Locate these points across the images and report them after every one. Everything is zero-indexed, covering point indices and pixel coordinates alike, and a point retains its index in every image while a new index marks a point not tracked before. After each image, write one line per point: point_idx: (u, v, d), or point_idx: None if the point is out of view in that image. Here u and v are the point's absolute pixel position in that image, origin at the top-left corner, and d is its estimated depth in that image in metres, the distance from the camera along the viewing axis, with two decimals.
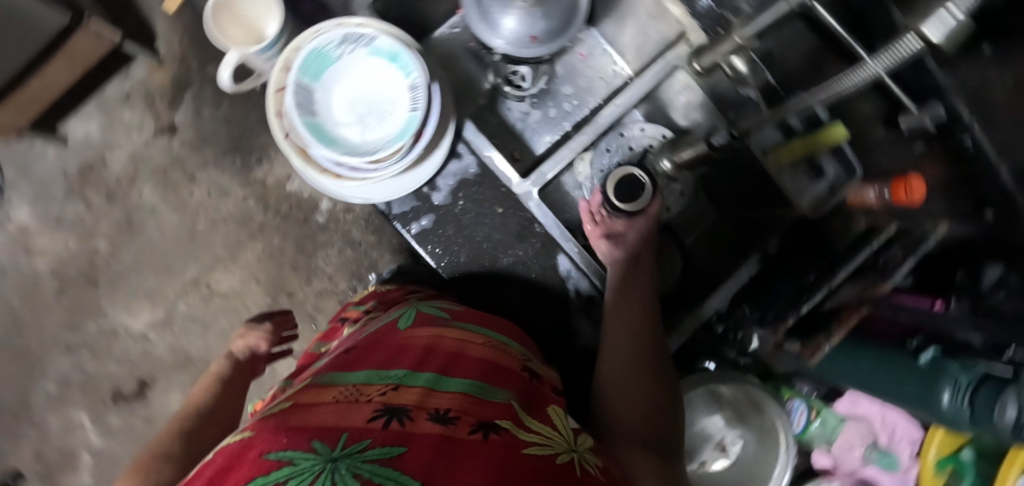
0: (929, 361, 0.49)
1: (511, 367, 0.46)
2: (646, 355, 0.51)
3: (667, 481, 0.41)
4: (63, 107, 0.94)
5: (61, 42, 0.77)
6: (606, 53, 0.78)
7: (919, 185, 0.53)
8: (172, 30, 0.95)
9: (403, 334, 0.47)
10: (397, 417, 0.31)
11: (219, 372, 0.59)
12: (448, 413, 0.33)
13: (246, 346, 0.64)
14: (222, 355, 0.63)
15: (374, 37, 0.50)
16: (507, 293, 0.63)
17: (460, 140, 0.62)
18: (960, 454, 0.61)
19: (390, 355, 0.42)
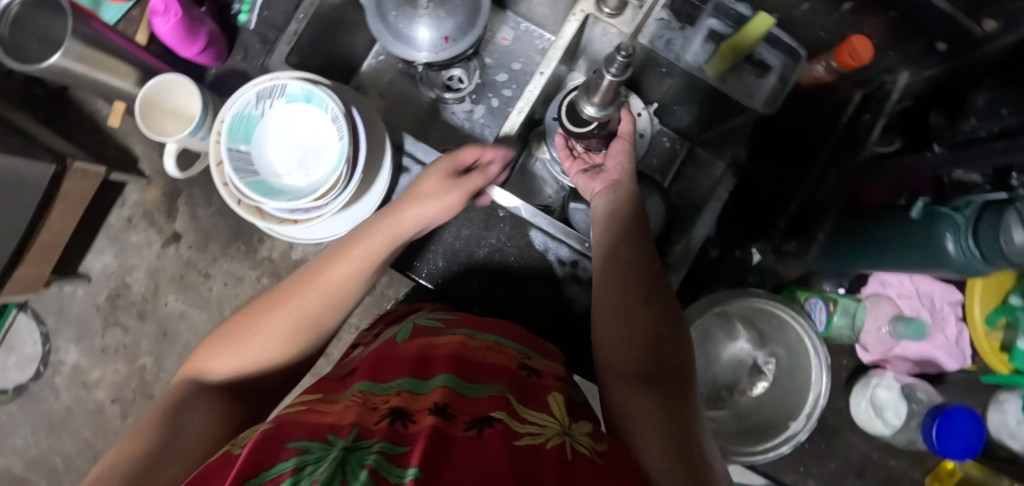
0: (923, 213, 0.47)
1: (509, 362, 0.45)
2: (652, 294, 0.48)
3: (675, 428, 0.38)
4: (79, 248, 0.99)
5: (54, 188, 0.80)
6: (529, 30, 0.79)
7: (863, 42, 0.53)
8: (149, 147, 0.97)
9: (397, 348, 0.47)
10: (399, 423, 0.31)
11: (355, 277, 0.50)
12: (445, 408, 0.33)
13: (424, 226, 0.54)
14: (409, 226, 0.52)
15: (285, 85, 0.53)
16: (494, 284, 0.63)
17: (404, 155, 0.64)
18: (1008, 302, 0.60)
19: (393, 367, 0.43)
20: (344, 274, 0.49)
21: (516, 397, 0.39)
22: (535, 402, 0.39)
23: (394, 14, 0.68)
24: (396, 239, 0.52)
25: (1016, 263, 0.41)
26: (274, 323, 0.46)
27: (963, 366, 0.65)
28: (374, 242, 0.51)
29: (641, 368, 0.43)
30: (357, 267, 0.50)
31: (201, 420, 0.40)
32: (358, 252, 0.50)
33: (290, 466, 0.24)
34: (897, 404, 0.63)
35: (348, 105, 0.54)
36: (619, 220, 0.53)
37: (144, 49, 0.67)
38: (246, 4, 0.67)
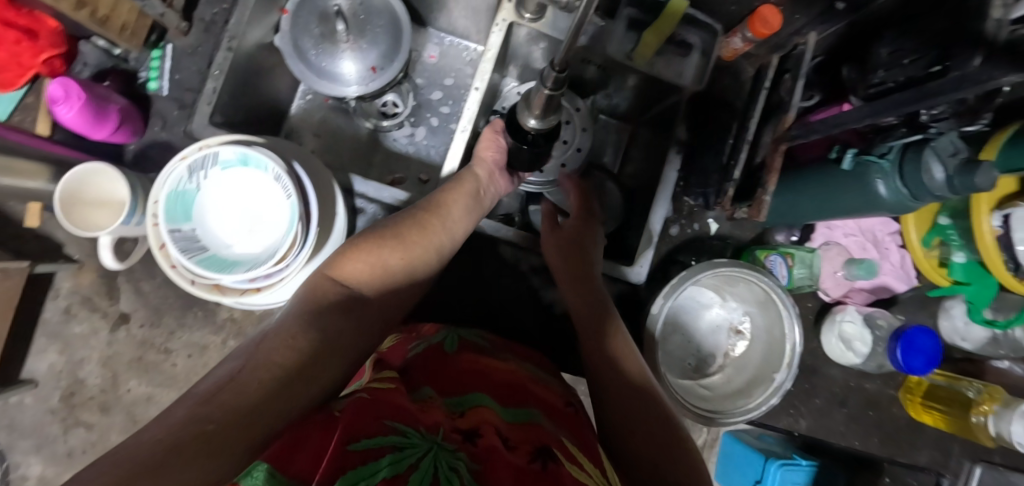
0: (853, 163, 0.51)
1: (555, 400, 0.45)
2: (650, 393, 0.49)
3: None
4: (14, 354, 0.87)
5: None
6: (454, 43, 0.78)
7: (772, 10, 0.54)
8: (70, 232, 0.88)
9: (450, 359, 0.47)
10: (469, 439, 0.34)
11: (464, 201, 0.57)
12: (509, 442, 0.35)
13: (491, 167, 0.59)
14: (487, 164, 0.59)
15: (216, 153, 0.50)
16: (475, 303, 0.64)
17: (356, 196, 0.63)
18: (939, 223, 0.65)
19: (451, 381, 0.43)
20: (455, 214, 0.56)
21: (574, 441, 0.39)
22: (587, 447, 0.39)
23: (315, 52, 0.66)
24: (482, 193, 0.59)
25: (938, 197, 0.46)
26: (407, 247, 0.52)
27: (910, 285, 0.71)
28: (470, 190, 0.57)
29: (650, 457, 0.43)
30: (463, 209, 0.57)
31: (327, 325, 0.42)
32: (462, 194, 0.57)
33: (386, 444, 0.29)
34: (860, 334, 0.68)
35: (288, 160, 0.52)
36: (593, 303, 0.54)
37: (50, 138, 0.62)
38: (154, 70, 0.63)
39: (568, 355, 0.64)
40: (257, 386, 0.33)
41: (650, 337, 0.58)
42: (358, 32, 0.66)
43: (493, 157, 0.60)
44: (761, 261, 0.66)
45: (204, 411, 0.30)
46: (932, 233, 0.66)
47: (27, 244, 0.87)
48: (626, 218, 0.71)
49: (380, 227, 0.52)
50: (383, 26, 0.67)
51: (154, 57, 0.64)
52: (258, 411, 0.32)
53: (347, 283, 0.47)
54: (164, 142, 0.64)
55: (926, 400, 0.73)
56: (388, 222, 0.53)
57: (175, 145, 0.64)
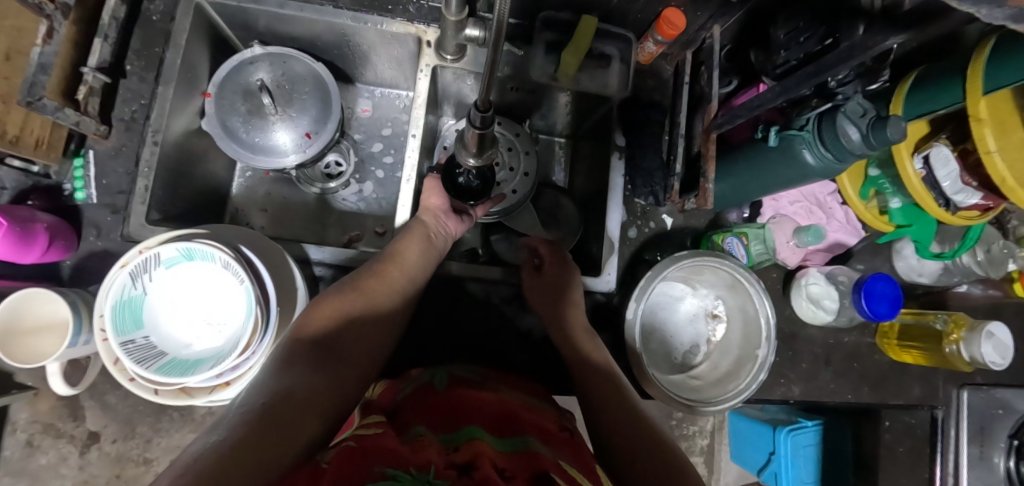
0: (777, 139, 0.54)
1: (549, 424, 0.45)
2: (635, 412, 0.50)
3: None
4: None
5: None
6: (384, 93, 0.79)
7: (675, 12, 0.58)
8: None
9: (436, 395, 0.46)
10: (464, 473, 0.32)
11: (420, 246, 0.57)
12: (505, 473, 0.33)
13: (436, 217, 0.60)
14: (429, 213, 0.60)
15: (157, 253, 0.48)
16: (455, 345, 0.63)
17: (313, 264, 0.62)
18: (871, 175, 0.69)
19: (443, 418, 0.42)
20: (411, 258, 0.56)
21: (573, 463, 0.38)
22: (587, 470, 0.38)
23: (245, 130, 0.66)
24: (436, 239, 0.59)
25: (858, 156, 0.49)
26: (367, 299, 0.51)
27: (859, 237, 0.74)
28: (422, 235, 0.57)
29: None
30: (418, 251, 0.56)
31: (301, 378, 0.41)
32: (416, 236, 0.57)
33: None
34: (825, 292, 0.71)
35: (236, 246, 0.51)
36: (577, 340, 0.57)
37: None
38: (78, 180, 0.61)
39: (558, 377, 0.64)
40: (235, 450, 0.31)
41: (632, 343, 0.59)
42: (286, 102, 0.67)
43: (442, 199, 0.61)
44: (720, 245, 0.68)
45: (179, 484, 0.27)
46: (867, 186, 0.70)
47: None
48: (586, 229, 0.72)
49: (340, 283, 0.52)
50: (310, 92, 0.68)
51: (77, 164, 0.62)
52: (233, 472, 0.29)
53: (317, 335, 0.46)
54: (102, 249, 0.61)
55: (902, 340, 0.75)
56: (345, 281, 0.53)
57: (114, 249, 0.61)
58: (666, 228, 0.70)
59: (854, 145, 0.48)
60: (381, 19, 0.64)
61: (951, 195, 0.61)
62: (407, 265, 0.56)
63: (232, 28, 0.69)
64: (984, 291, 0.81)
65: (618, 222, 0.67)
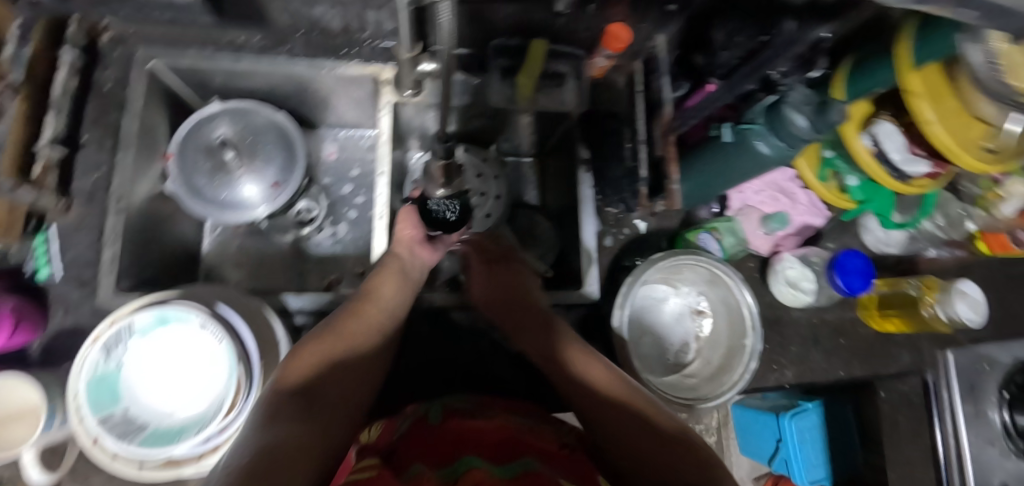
0: (732, 134, 0.55)
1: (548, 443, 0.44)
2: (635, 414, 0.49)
3: None
4: None
5: None
6: (348, 135, 0.79)
7: (619, 27, 0.58)
8: None
9: (431, 430, 0.45)
10: None
11: (395, 280, 0.57)
12: None
13: (409, 249, 0.60)
14: (403, 247, 0.60)
15: (130, 323, 0.47)
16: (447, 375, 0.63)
17: (294, 314, 0.61)
18: (825, 157, 0.69)
19: (441, 453, 0.41)
20: (387, 295, 0.56)
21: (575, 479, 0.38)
22: None
23: (211, 188, 0.66)
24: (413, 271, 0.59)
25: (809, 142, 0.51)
26: (347, 341, 0.51)
27: (825, 216, 0.76)
28: (396, 269, 0.58)
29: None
30: (393, 287, 0.57)
31: (287, 431, 0.40)
32: (390, 272, 0.57)
33: None
34: (801, 275, 0.73)
35: (212, 305, 0.50)
36: None
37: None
38: (41, 257, 0.60)
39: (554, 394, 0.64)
40: None
41: (621, 350, 0.59)
42: (250, 156, 0.67)
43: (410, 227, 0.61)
44: (694, 241, 0.70)
45: None
46: (824, 168, 0.70)
47: None
48: (564, 243, 0.73)
49: (319, 328, 0.52)
50: (272, 142, 0.68)
51: (41, 240, 0.60)
52: None
53: (299, 383, 0.45)
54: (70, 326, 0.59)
55: (880, 310, 0.78)
56: (321, 326, 0.52)
57: (83, 324, 0.59)
58: (641, 232, 0.71)
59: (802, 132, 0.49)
60: (337, 63, 0.64)
61: (899, 166, 0.62)
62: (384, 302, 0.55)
63: (188, 87, 0.69)
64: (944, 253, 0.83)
65: (593, 232, 0.68)
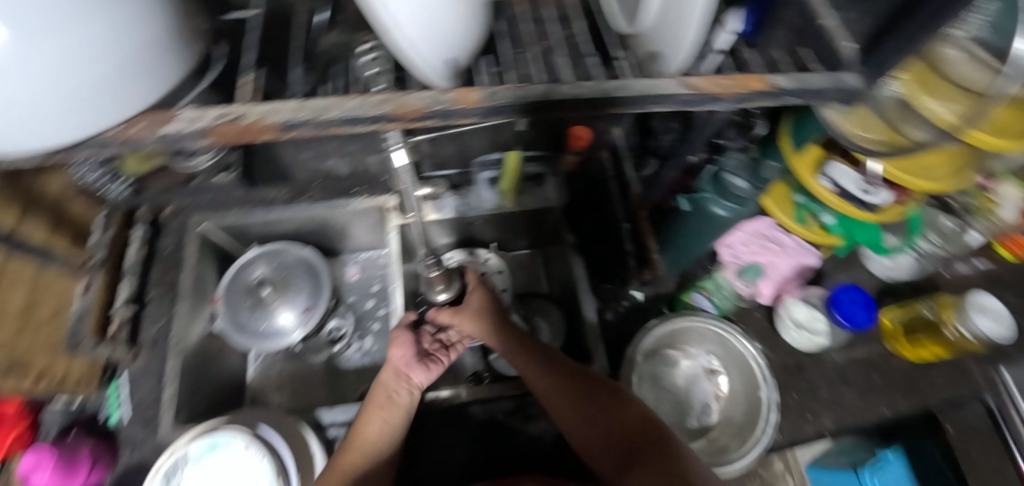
0: (688, 204, 0.61)
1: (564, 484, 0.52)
2: (617, 412, 0.49)
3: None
4: None
5: None
6: (368, 256, 0.89)
7: (580, 130, 0.67)
8: None
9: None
10: None
11: (381, 408, 0.57)
12: None
13: (393, 371, 0.60)
14: (387, 371, 0.60)
15: (187, 452, 0.56)
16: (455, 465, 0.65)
17: (328, 428, 0.66)
18: (798, 201, 0.71)
19: None
20: (372, 436, 0.55)
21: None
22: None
23: (253, 321, 0.75)
24: (392, 397, 0.58)
25: (755, 199, 0.57)
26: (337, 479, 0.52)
27: (818, 255, 0.77)
28: (380, 401, 0.58)
29: None
30: (378, 420, 0.56)
31: None
32: (375, 408, 0.57)
33: None
34: (810, 317, 0.73)
35: (254, 429, 0.57)
36: (546, 380, 0.55)
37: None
38: (114, 405, 0.65)
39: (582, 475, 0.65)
40: None
41: None
42: (284, 286, 0.77)
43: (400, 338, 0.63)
44: (689, 302, 0.75)
45: None
46: (800, 210, 0.72)
47: None
48: (570, 323, 0.76)
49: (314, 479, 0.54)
50: (302, 273, 0.78)
51: (113, 390, 0.66)
52: None
53: None
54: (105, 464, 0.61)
55: (909, 337, 0.75)
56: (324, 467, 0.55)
57: (130, 469, 0.62)
58: (639, 301, 0.74)
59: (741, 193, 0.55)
60: (350, 200, 0.75)
61: (865, 198, 0.65)
62: (375, 438, 0.55)
63: (232, 239, 0.79)
64: (975, 266, 0.82)
65: (593, 307, 0.71)
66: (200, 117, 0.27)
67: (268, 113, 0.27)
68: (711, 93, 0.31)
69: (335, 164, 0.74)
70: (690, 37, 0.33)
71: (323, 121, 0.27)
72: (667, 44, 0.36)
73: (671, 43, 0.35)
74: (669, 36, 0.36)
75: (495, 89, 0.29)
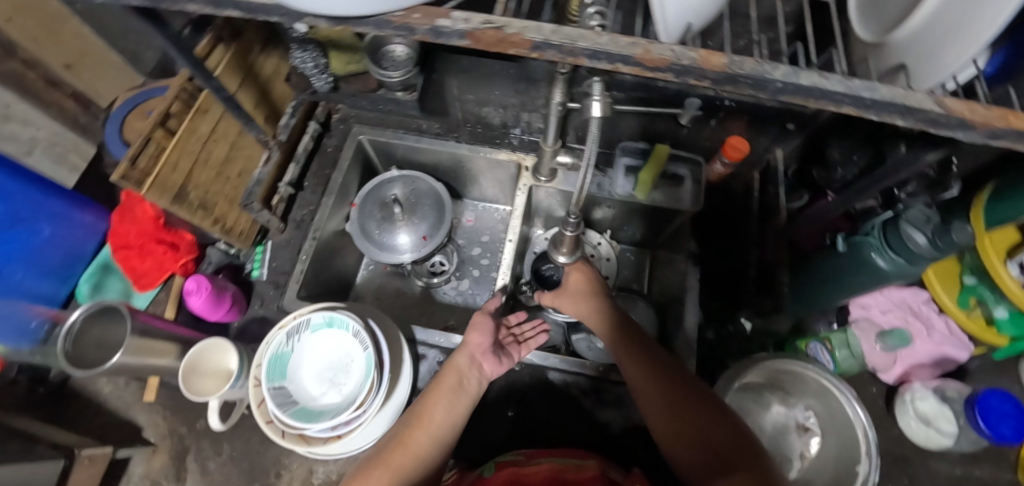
0: (845, 244, 0.57)
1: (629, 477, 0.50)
2: (705, 412, 0.48)
3: None
4: None
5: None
6: (486, 208, 0.93)
7: (738, 140, 0.65)
8: (140, 403, 0.86)
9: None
10: None
11: (449, 383, 0.55)
12: None
13: (468, 354, 0.58)
14: (460, 354, 0.58)
15: (308, 319, 0.63)
16: (517, 419, 0.67)
17: (417, 344, 0.72)
18: (966, 283, 0.65)
19: None
20: (438, 418, 0.53)
21: None
22: None
23: (378, 231, 0.80)
24: (460, 381, 0.56)
25: (931, 259, 0.51)
26: (399, 463, 0.49)
27: (970, 352, 0.67)
28: (450, 385, 0.55)
29: None
30: (445, 405, 0.54)
31: None
32: (443, 392, 0.54)
33: None
34: (938, 412, 0.65)
35: (365, 319, 0.63)
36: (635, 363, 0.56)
37: (174, 317, 0.73)
38: (257, 261, 0.76)
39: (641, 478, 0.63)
40: None
41: None
42: (412, 211, 0.81)
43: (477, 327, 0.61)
44: (804, 350, 0.68)
45: None
46: (965, 293, 0.65)
47: (92, 425, 0.85)
48: (663, 329, 0.75)
49: (371, 457, 0.51)
50: (429, 202, 0.83)
51: (258, 251, 0.77)
52: None
53: None
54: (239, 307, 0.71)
55: None
56: (379, 447, 0.52)
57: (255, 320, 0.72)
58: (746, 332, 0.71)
59: (917, 246, 0.50)
60: (490, 150, 0.80)
61: None
62: (441, 425, 0.52)
63: (379, 157, 0.87)
64: None
65: (695, 320, 0.69)
66: (468, 19, 0.30)
67: (526, 26, 0.29)
68: (968, 119, 0.28)
69: (490, 111, 0.78)
70: (964, 54, 0.33)
71: (572, 49, 0.29)
72: (928, 60, 0.35)
73: (931, 60, 0.35)
74: (929, 52, 0.35)
75: (740, 58, 0.29)
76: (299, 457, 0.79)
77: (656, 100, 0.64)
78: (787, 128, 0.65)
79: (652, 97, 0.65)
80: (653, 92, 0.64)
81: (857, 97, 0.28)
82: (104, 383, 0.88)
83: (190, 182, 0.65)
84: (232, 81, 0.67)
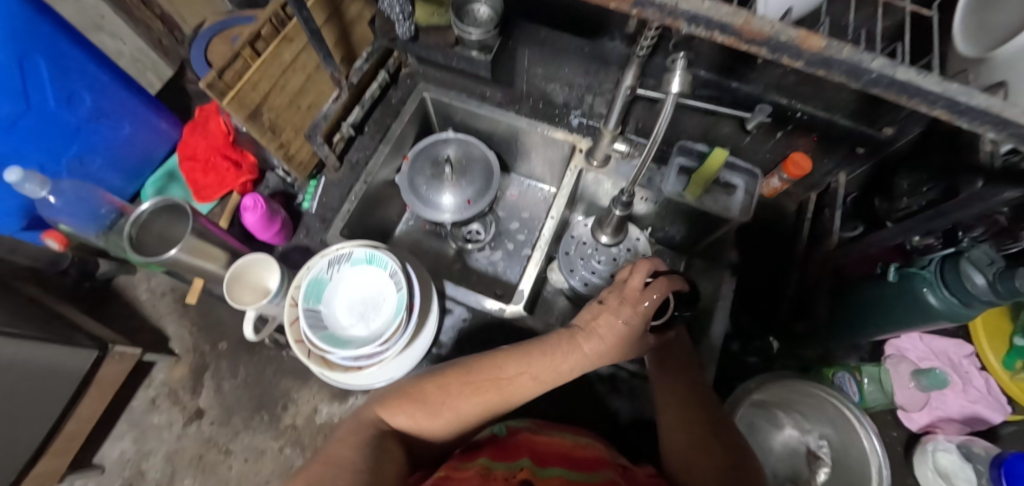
0: (897, 275, 0.56)
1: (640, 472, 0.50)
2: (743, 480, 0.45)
3: None
4: (95, 436, 0.84)
5: (90, 376, 0.75)
6: (531, 186, 0.94)
7: (802, 156, 0.64)
8: (176, 312, 0.92)
9: (507, 444, 0.51)
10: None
11: (554, 360, 0.48)
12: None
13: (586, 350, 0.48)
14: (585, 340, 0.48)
15: (351, 252, 0.65)
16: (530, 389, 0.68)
17: (446, 298, 0.74)
18: (1016, 344, 0.66)
19: (530, 453, 0.49)
20: (517, 387, 0.48)
21: None
22: None
23: (426, 187, 0.82)
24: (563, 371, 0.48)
25: (987, 303, 0.49)
26: (456, 400, 0.48)
27: (1005, 416, 0.66)
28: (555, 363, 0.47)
29: None
30: (541, 373, 0.47)
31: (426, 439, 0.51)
32: (545, 362, 0.47)
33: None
34: (959, 468, 0.63)
35: (404, 263, 0.65)
36: (705, 399, 0.52)
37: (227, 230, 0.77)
38: (308, 194, 0.79)
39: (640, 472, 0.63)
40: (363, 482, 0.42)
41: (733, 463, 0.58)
42: (461, 173, 0.82)
43: (604, 340, 0.48)
44: (830, 377, 0.70)
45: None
46: (1012, 354, 0.67)
47: (129, 324, 0.91)
48: None
49: (444, 369, 0.50)
50: (480, 167, 0.84)
51: (311, 184, 0.80)
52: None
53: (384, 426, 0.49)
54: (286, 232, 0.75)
55: None
56: (457, 365, 0.50)
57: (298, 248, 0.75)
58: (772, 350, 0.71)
59: (976, 288, 0.48)
60: (547, 127, 0.81)
61: None
62: (520, 391, 0.48)
63: (439, 117, 0.89)
64: None
65: (722, 330, 0.69)
66: None
67: None
68: None
69: (555, 89, 0.79)
70: None
71: (672, 10, 0.29)
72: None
73: None
74: None
75: (840, 43, 0.28)
76: (310, 389, 0.82)
77: (727, 101, 0.64)
78: (857, 152, 0.63)
79: (721, 97, 0.64)
80: (724, 93, 0.63)
81: (953, 101, 0.28)
82: (143, 290, 0.94)
83: (263, 104, 0.68)
84: (319, 15, 0.71)
